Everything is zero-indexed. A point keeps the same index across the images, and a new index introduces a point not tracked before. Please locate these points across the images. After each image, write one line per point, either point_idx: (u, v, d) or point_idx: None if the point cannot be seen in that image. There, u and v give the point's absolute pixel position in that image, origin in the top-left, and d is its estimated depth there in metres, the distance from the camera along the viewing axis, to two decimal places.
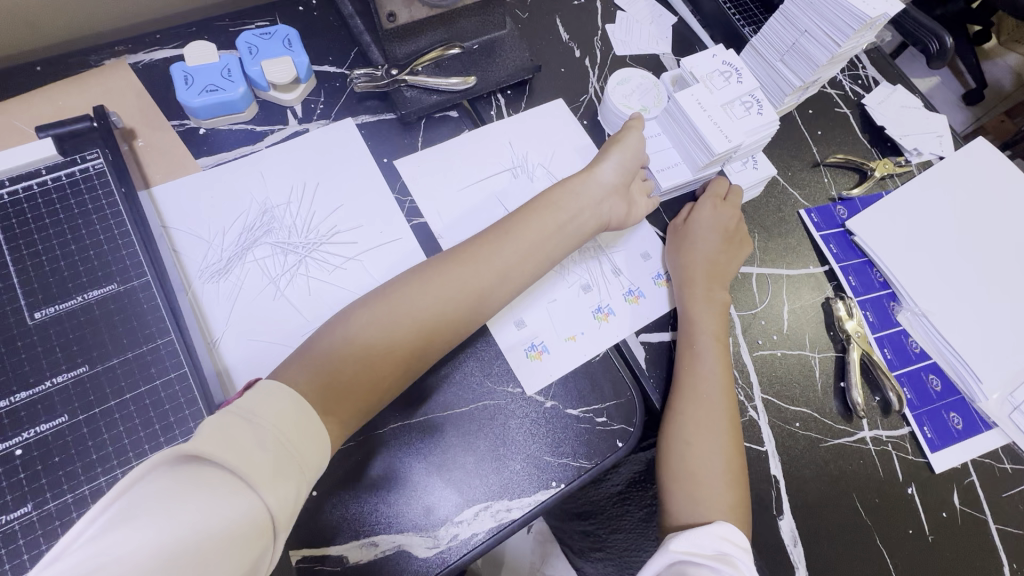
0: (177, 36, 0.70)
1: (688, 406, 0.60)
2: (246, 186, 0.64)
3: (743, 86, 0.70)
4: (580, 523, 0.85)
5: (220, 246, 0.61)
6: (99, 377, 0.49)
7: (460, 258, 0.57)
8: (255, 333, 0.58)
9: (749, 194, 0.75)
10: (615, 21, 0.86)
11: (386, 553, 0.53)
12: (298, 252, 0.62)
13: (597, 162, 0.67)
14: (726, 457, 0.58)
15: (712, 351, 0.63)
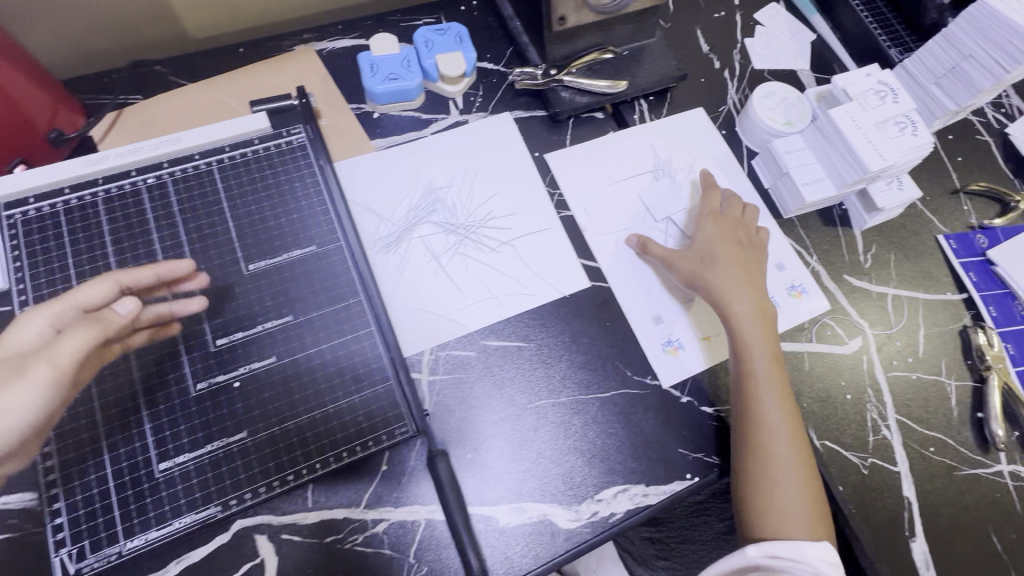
0: (356, 27, 0.76)
1: (767, 446, 0.57)
2: (414, 168, 0.70)
3: (900, 105, 0.69)
4: (646, 529, 0.85)
5: (391, 221, 0.67)
6: (299, 327, 0.55)
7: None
8: (420, 303, 0.63)
9: (888, 215, 0.74)
10: (755, 34, 0.87)
11: (532, 520, 0.56)
12: (458, 233, 0.67)
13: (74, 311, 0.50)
14: (801, 484, 0.57)
15: (767, 376, 0.60)
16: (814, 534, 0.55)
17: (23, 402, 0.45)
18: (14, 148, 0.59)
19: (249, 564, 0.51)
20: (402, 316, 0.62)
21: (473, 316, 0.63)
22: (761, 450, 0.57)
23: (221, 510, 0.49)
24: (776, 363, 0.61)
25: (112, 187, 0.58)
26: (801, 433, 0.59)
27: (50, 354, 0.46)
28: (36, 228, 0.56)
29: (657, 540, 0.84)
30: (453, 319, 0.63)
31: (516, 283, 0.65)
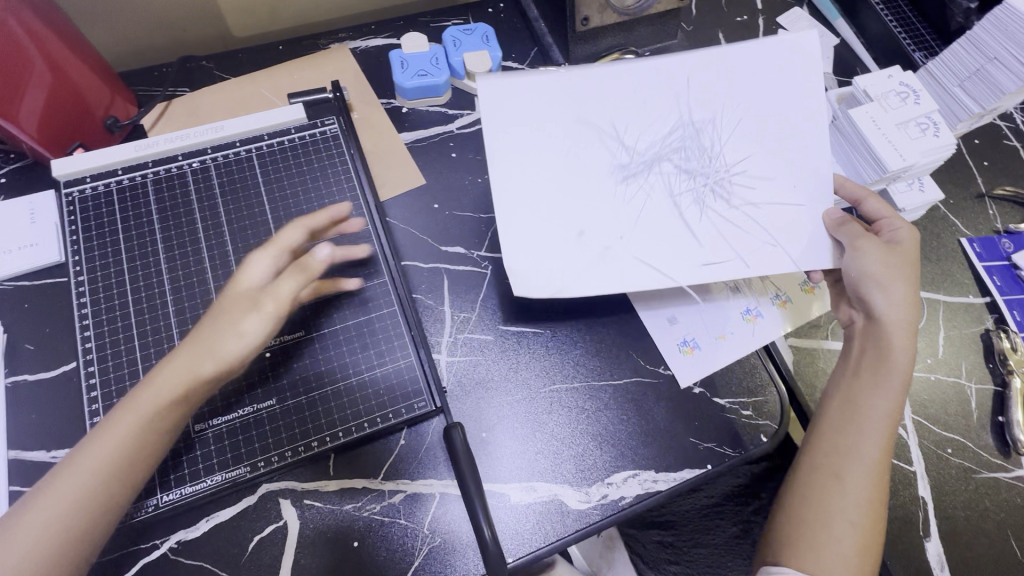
0: (388, 28, 0.80)
1: (834, 476, 0.55)
2: (654, 93, 0.61)
3: (921, 107, 0.70)
4: (657, 533, 0.90)
5: (570, 150, 0.59)
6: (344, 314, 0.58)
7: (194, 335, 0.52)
8: (598, 236, 0.57)
9: (910, 216, 0.74)
10: (777, 38, 0.88)
11: (543, 500, 0.58)
12: (710, 180, 0.59)
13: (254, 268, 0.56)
14: (859, 531, 0.53)
15: (885, 412, 0.57)
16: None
17: (208, 343, 0.51)
18: (74, 132, 0.64)
19: (273, 526, 0.54)
20: (579, 249, 0.56)
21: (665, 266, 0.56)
22: (836, 477, 0.55)
23: (249, 470, 0.53)
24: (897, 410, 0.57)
25: (160, 170, 0.62)
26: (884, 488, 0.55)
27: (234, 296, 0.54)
28: (91, 206, 0.60)
29: (669, 543, 0.89)
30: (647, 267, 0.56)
31: (761, 240, 0.57)
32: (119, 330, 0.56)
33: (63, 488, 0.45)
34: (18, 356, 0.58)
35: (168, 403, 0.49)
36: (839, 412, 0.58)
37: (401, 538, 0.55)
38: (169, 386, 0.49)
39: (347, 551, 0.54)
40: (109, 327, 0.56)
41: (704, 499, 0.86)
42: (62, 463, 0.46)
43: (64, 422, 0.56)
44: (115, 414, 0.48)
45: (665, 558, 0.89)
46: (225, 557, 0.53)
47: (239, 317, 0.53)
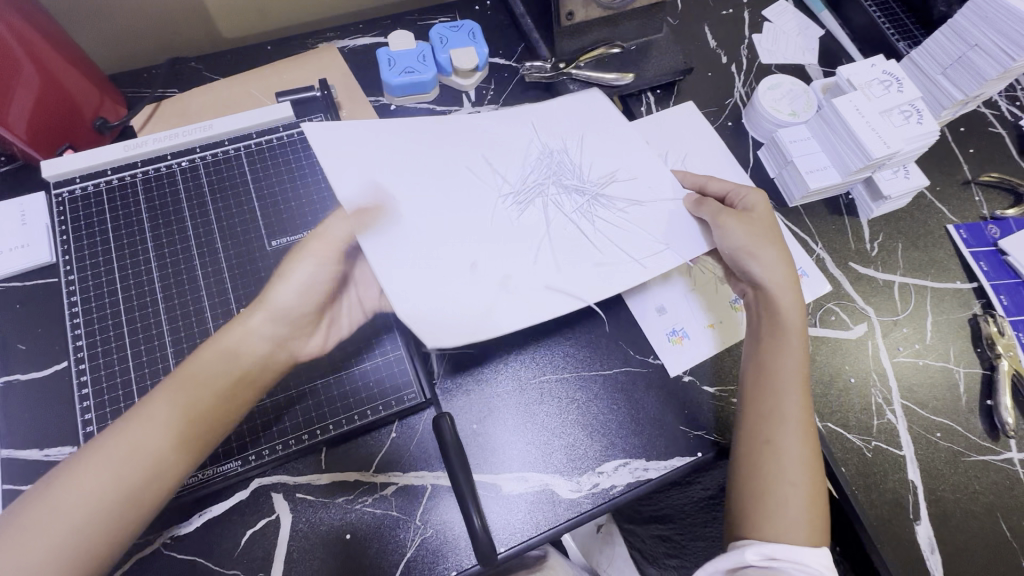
0: (375, 27, 0.81)
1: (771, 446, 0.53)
2: (501, 134, 0.60)
3: (904, 94, 0.70)
4: (657, 527, 0.85)
5: (452, 177, 0.55)
6: (368, 300, 0.60)
7: (214, 351, 0.50)
8: (495, 268, 0.51)
9: (896, 203, 0.75)
10: (763, 30, 0.89)
11: (534, 490, 0.58)
12: (587, 194, 0.57)
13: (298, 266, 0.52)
14: (807, 488, 0.52)
15: (790, 371, 0.56)
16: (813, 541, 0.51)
17: (227, 356, 0.50)
18: (64, 133, 0.65)
19: (265, 520, 0.55)
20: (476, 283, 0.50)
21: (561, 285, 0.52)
22: (772, 450, 0.53)
23: (240, 464, 0.54)
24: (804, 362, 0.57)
25: (149, 169, 0.63)
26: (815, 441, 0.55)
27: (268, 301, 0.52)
28: (82, 206, 0.61)
29: (668, 538, 0.84)
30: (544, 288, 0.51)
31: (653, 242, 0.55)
32: (109, 329, 0.57)
33: (70, 500, 0.44)
34: (10, 357, 0.58)
35: (185, 429, 0.48)
36: (759, 385, 0.56)
37: (393, 529, 0.55)
38: (205, 382, 0.49)
39: (339, 543, 0.55)
40: (100, 325, 0.57)
41: (702, 491, 0.83)
42: (68, 468, 0.45)
43: (57, 420, 0.56)
44: (127, 429, 0.47)
45: (664, 552, 0.84)
46: (219, 551, 0.53)
47: (294, 276, 0.52)
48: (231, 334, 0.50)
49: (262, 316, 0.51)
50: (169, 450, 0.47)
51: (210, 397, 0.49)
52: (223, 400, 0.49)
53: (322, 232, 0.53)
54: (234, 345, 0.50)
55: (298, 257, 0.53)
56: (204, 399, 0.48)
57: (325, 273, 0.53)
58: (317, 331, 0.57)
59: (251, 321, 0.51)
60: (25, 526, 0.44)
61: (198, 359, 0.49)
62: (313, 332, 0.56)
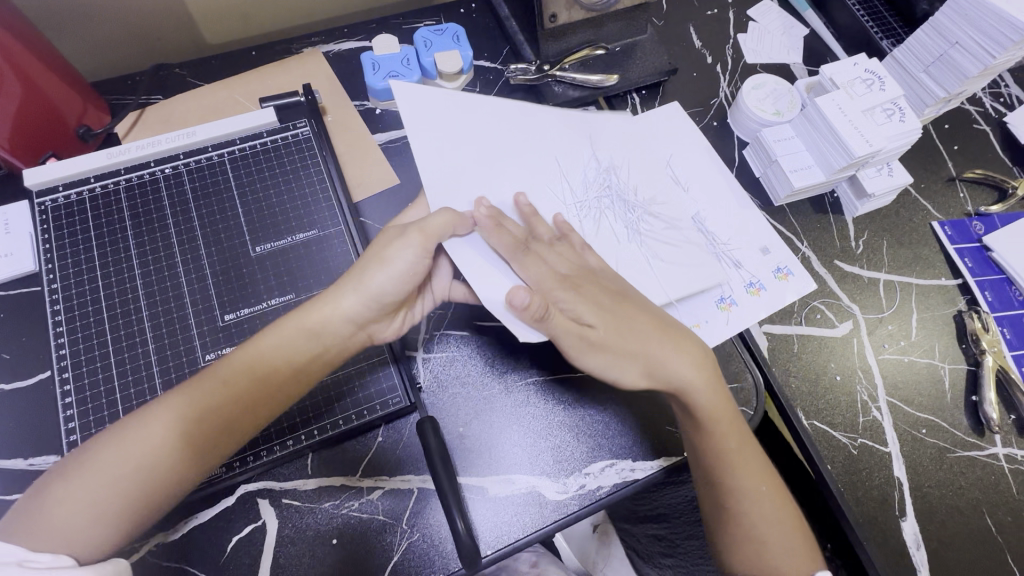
0: (360, 31, 0.81)
1: (740, 516, 0.54)
2: (573, 129, 0.67)
3: (887, 93, 0.71)
4: (652, 527, 0.85)
5: (533, 175, 0.64)
6: (440, 287, 0.63)
7: (280, 329, 0.51)
8: (554, 266, 0.60)
9: (880, 201, 0.75)
10: (747, 30, 0.89)
11: (521, 492, 0.58)
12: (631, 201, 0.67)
13: (391, 251, 0.53)
14: (786, 532, 0.54)
15: (727, 452, 0.54)
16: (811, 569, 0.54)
17: (297, 338, 0.50)
18: (46, 142, 0.64)
19: (251, 526, 0.55)
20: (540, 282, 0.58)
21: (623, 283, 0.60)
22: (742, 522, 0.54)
23: (225, 470, 0.54)
24: (737, 425, 0.56)
25: (132, 176, 0.63)
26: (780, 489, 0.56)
27: (361, 285, 0.52)
28: (64, 214, 0.61)
29: (663, 537, 0.84)
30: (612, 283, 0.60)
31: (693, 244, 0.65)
32: (93, 337, 0.57)
33: (117, 463, 0.45)
34: None
35: (239, 406, 0.48)
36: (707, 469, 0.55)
37: (380, 534, 0.55)
38: (283, 349, 0.50)
39: (326, 549, 0.55)
40: (83, 334, 0.57)
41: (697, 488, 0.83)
42: (118, 431, 0.46)
43: (41, 429, 0.56)
44: (177, 398, 0.47)
45: (659, 551, 0.83)
46: (205, 559, 0.53)
47: (396, 262, 0.53)
48: (306, 316, 0.51)
49: (353, 298, 0.52)
50: (216, 422, 0.47)
51: (282, 363, 0.50)
52: (293, 370, 0.50)
53: (428, 222, 0.54)
54: (320, 322, 0.51)
55: (386, 242, 0.54)
56: (283, 367, 0.50)
57: (423, 263, 0.54)
58: (398, 315, 0.57)
59: (344, 300, 0.52)
60: (100, 460, 0.45)
61: (280, 329, 0.51)
62: (392, 317, 0.57)
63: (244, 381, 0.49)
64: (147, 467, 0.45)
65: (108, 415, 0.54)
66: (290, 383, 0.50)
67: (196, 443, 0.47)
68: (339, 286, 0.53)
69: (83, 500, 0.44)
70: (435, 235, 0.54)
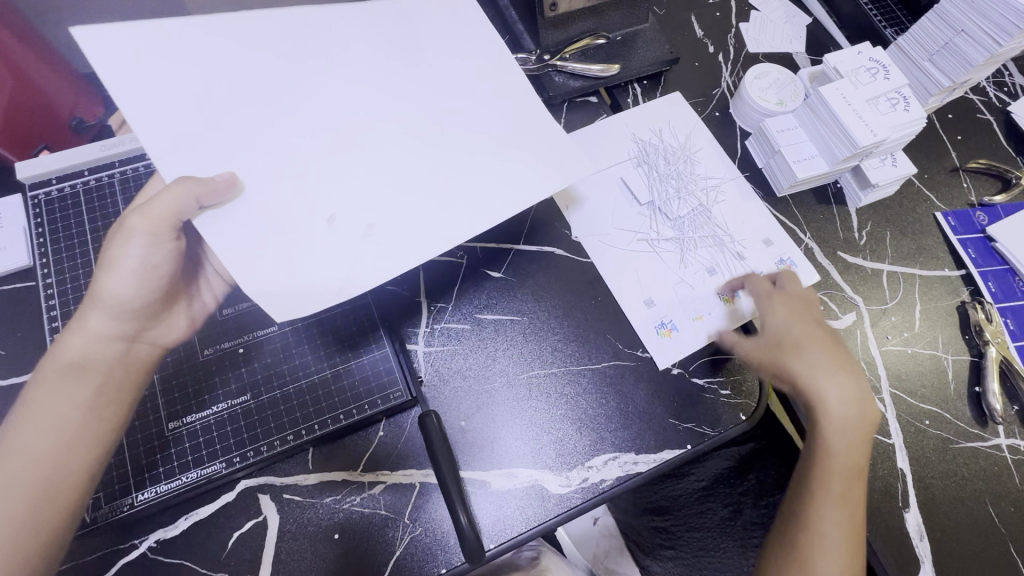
0: None
1: (818, 529, 0.54)
2: (354, 53, 0.55)
3: (891, 82, 0.70)
4: (651, 519, 0.83)
5: (321, 115, 0.52)
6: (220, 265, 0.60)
7: (58, 379, 0.50)
8: (350, 217, 0.49)
9: (883, 191, 0.74)
10: (749, 19, 0.88)
11: (524, 486, 0.58)
12: (476, 125, 0.54)
13: (121, 254, 0.50)
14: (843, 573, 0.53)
15: (841, 470, 0.55)
16: None
17: (83, 375, 0.50)
18: (37, 134, 0.63)
19: (252, 522, 0.54)
20: (337, 237, 0.48)
21: (426, 227, 0.49)
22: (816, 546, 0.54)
23: (225, 466, 0.53)
24: (862, 459, 0.56)
25: (127, 169, 0.62)
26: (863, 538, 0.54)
27: (97, 301, 0.51)
28: (58, 208, 0.60)
29: (664, 529, 0.82)
30: (414, 227, 0.49)
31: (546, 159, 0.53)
32: None
33: None
34: None
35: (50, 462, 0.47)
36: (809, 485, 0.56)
37: (382, 528, 0.55)
38: (62, 396, 0.49)
39: (329, 544, 0.54)
40: None
41: (694, 482, 0.81)
42: None
43: None
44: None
45: (660, 543, 0.82)
46: (207, 555, 0.53)
47: (124, 260, 0.50)
48: (62, 356, 0.51)
49: (96, 316, 0.51)
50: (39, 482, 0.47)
51: (69, 410, 0.49)
52: (88, 410, 0.49)
53: (147, 209, 0.47)
54: (80, 355, 0.51)
55: (109, 246, 0.51)
56: (65, 418, 0.49)
57: (161, 251, 0.52)
58: (174, 313, 0.56)
59: (92, 318, 0.51)
60: None
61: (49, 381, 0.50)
62: (170, 315, 0.55)
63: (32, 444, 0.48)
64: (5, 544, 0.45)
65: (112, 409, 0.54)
66: (86, 421, 0.49)
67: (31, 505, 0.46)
68: (83, 308, 0.52)
69: None
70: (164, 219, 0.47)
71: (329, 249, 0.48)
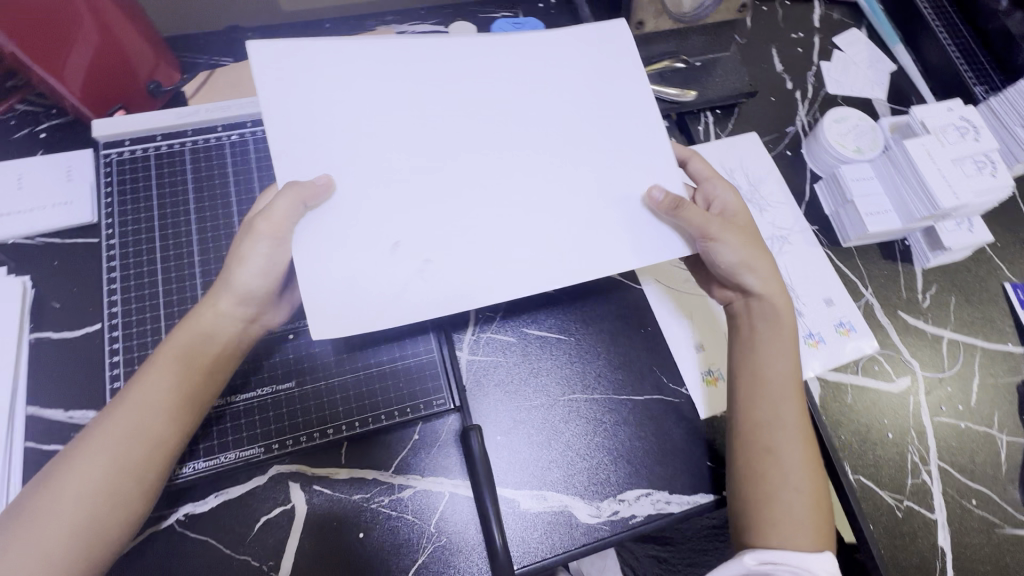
0: (437, 16, 0.80)
1: (768, 435, 0.54)
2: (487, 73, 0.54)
3: (980, 144, 0.68)
4: (653, 547, 0.81)
5: (432, 136, 0.52)
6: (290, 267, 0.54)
7: (181, 346, 0.50)
8: (417, 245, 0.50)
9: (953, 255, 0.72)
10: (831, 59, 0.85)
11: (553, 510, 0.57)
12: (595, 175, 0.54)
13: (244, 250, 0.50)
14: (806, 480, 0.53)
15: (780, 366, 0.56)
16: (817, 542, 0.51)
17: (196, 345, 0.50)
18: (118, 94, 0.64)
19: (280, 508, 0.54)
20: (395, 264, 0.49)
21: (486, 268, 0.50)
22: (771, 451, 0.53)
23: (264, 451, 0.54)
24: (792, 356, 0.57)
25: (200, 139, 0.63)
26: (812, 444, 0.55)
27: (225, 288, 0.51)
28: (128, 168, 0.60)
29: (665, 560, 0.79)
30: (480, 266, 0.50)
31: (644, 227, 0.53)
32: (144, 298, 0.56)
33: (58, 497, 0.45)
34: (44, 314, 0.58)
35: (159, 422, 0.48)
36: (747, 387, 0.56)
37: (407, 534, 0.54)
38: (182, 361, 0.49)
39: (353, 542, 0.54)
40: (136, 293, 0.56)
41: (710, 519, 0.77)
42: (63, 460, 0.47)
43: (83, 386, 0.55)
44: (106, 425, 0.47)
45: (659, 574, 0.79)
46: (232, 536, 0.53)
47: (252, 260, 0.50)
48: (192, 328, 0.50)
49: (206, 309, 0.51)
50: (144, 442, 0.47)
51: (189, 374, 0.49)
52: (203, 376, 0.50)
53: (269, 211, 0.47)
54: (205, 328, 0.51)
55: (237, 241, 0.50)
56: (182, 384, 0.49)
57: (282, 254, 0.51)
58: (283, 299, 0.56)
59: (220, 302, 0.51)
60: (47, 506, 0.45)
61: (172, 348, 0.50)
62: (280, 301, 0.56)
63: (145, 404, 0.48)
64: (113, 495, 0.46)
65: None
66: (199, 385, 0.50)
67: (138, 461, 0.47)
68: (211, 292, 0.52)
69: (38, 547, 0.43)
70: (280, 225, 0.47)
71: (394, 269, 0.49)
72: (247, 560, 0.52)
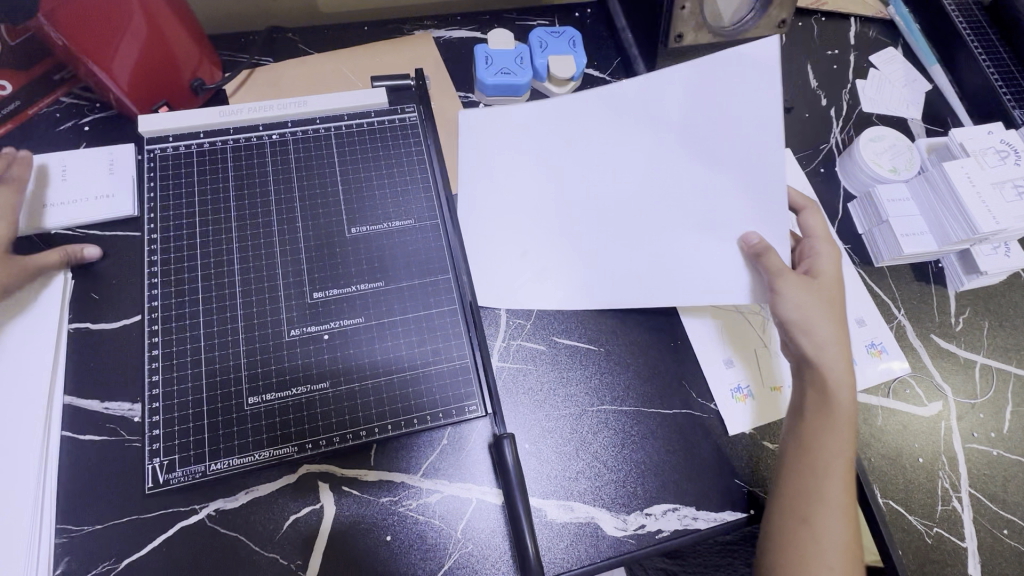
0: (474, 21, 0.80)
1: (812, 504, 0.53)
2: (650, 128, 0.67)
3: (1019, 169, 0.68)
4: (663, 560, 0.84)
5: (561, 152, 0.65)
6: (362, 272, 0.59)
7: None
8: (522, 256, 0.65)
9: (988, 280, 0.71)
10: (867, 77, 0.85)
11: (579, 521, 0.57)
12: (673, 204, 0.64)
13: None
14: (844, 553, 0.52)
15: (834, 439, 0.55)
16: None
17: None
18: (161, 90, 0.65)
19: (309, 507, 0.54)
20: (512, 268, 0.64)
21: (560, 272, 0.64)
22: (809, 518, 0.53)
23: (297, 450, 0.54)
24: (848, 428, 0.55)
25: (241, 137, 0.64)
26: (854, 518, 0.54)
27: None
28: (171, 165, 0.62)
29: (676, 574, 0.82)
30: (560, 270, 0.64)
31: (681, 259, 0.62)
32: (184, 292, 0.57)
33: None
34: (83, 305, 0.58)
35: None
36: (796, 452, 0.55)
37: (433, 539, 0.54)
38: None
39: (379, 545, 0.54)
40: (176, 288, 0.57)
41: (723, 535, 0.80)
42: None
43: (118, 377, 0.56)
44: None
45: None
46: (260, 533, 0.53)
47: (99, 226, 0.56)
48: None
49: None
50: None
51: None
52: None
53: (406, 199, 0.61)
54: None
55: None
56: None
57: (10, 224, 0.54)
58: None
59: None
60: None
61: None
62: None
63: None
64: None
65: (217, 376, 0.55)
66: None
67: None
68: None
69: None
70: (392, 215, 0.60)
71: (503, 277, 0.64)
72: (275, 558, 0.52)
